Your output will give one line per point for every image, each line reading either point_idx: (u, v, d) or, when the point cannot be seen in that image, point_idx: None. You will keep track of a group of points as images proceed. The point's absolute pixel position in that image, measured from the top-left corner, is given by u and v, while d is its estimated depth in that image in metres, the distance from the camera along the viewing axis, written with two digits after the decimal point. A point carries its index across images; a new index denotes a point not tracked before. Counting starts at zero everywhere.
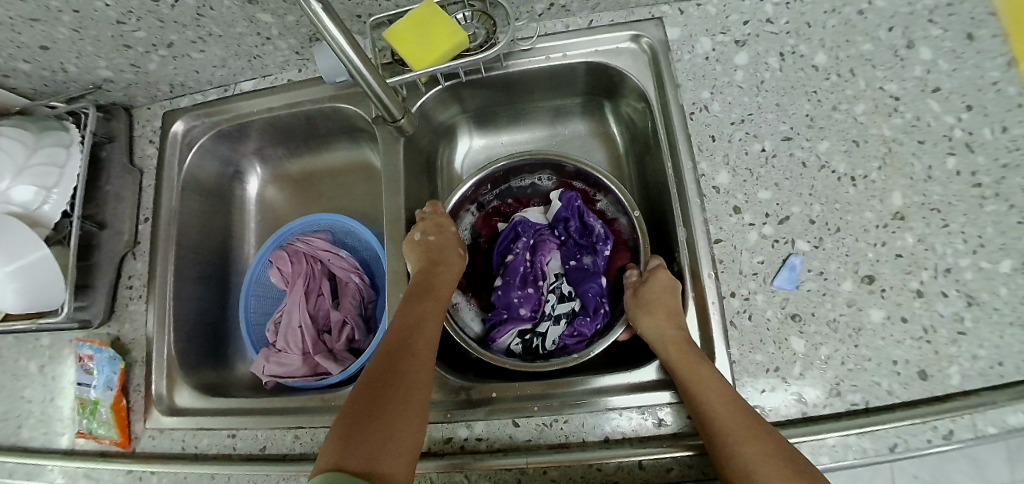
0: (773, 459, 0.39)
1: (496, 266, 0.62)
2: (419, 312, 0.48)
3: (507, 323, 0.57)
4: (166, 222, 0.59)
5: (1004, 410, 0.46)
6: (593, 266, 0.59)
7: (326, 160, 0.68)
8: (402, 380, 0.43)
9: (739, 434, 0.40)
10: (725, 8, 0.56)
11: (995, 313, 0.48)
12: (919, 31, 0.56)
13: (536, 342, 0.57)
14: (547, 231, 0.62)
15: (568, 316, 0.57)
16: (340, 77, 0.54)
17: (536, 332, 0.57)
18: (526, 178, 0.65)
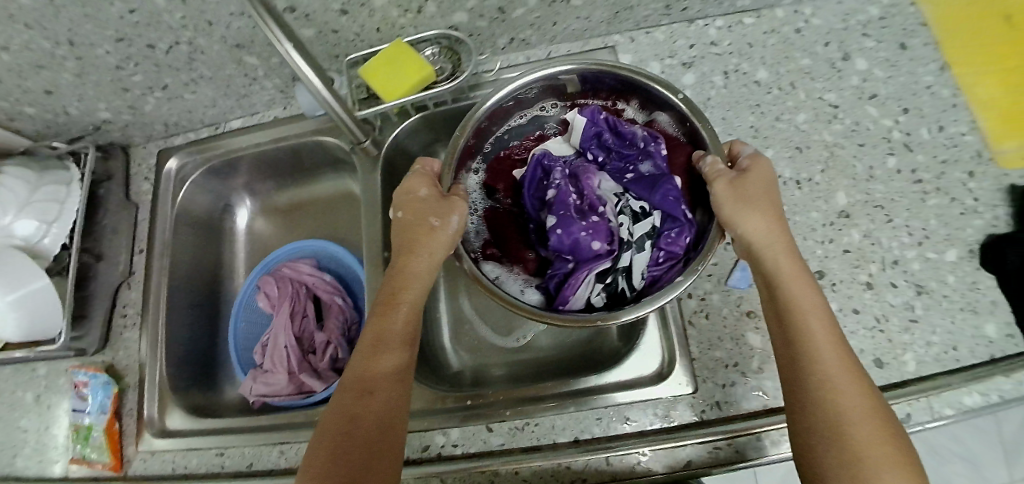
0: (873, 412, 0.39)
1: (537, 211, 0.56)
2: (394, 313, 0.48)
3: (587, 262, 0.50)
4: (160, 253, 0.63)
5: (957, 392, 0.50)
6: (654, 171, 0.54)
7: (313, 192, 0.71)
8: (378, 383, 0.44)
9: (847, 384, 0.40)
10: (672, 34, 0.60)
11: (945, 300, 0.54)
12: (855, 44, 0.60)
13: (622, 281, 0.50)
14: (578, 159, 0.58)
15: (650, 239, 0.50)
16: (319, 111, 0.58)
17: (620, 268, 0.49)
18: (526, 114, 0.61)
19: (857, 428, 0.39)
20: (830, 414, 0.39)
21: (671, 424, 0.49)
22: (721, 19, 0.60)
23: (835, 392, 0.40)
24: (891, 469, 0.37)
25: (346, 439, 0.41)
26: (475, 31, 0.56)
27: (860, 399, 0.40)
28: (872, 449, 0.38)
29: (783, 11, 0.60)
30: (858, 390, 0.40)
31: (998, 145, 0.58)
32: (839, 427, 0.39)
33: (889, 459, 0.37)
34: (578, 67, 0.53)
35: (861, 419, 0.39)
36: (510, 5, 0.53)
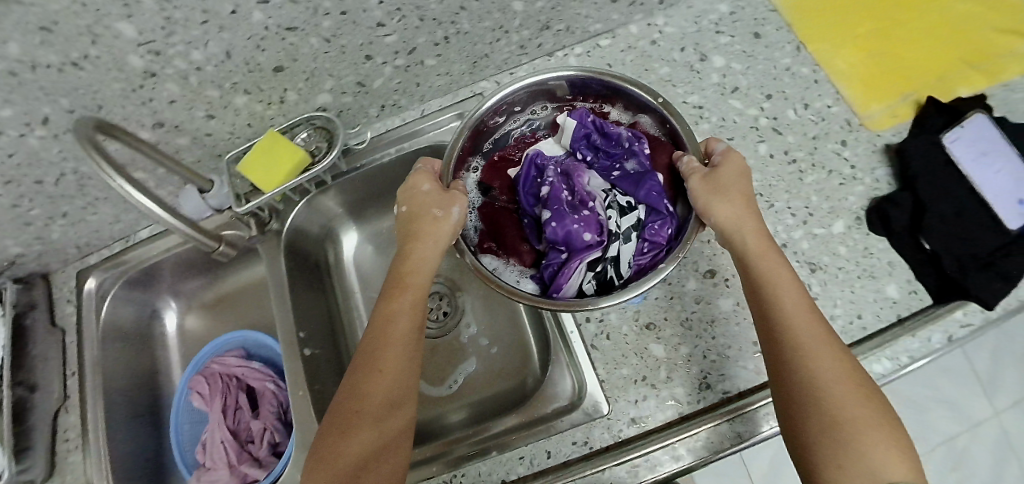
0: (851, 377, 0.40)
1: (533, 207, 0.57)
2: (399, 304, 0.48)
3: (577, 252, 0.50)
4: (90, 372, 0.63)
5: (866, 362, 0.51)
6: (638, 168, 0.54)
7: (233, 283, 0.74)
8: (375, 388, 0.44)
9: (824, 351, 0.40)
10: (535, 70, 0.63)
11: (840, 272, 0.54)
12: (709, 43, 0.62)
13: (610, 270, 0.51)
14: (567, 158, 0.58)
15: (635, 231, 0.51)
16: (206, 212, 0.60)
17: (608, 258, 0.50)
18: (517, 119, 0.61)
19: (837, 395, 0.39)
20: (813, 383, 0.39)
21: (591, 450, 0.50)
22: (579, 47, 0.63)
23: (815, 363, 0.40)
24: (870, 429, 0.38)
25: (347, 445, 0.42)
26: (342, 107, 0.60)
27: (837, 363, 0.40)
28: (852, 411, 0.38)
29: (637, 27, 0.63)
30: (835, 356, 0.40)
31: (864, 110, 0.60)
32: (818, 393, 0.39)
33: (868, 419, 0.38)
34: (574, 72, 0.53)
35: (841, 382, 0.39)
36: (367, 78, 0.57)
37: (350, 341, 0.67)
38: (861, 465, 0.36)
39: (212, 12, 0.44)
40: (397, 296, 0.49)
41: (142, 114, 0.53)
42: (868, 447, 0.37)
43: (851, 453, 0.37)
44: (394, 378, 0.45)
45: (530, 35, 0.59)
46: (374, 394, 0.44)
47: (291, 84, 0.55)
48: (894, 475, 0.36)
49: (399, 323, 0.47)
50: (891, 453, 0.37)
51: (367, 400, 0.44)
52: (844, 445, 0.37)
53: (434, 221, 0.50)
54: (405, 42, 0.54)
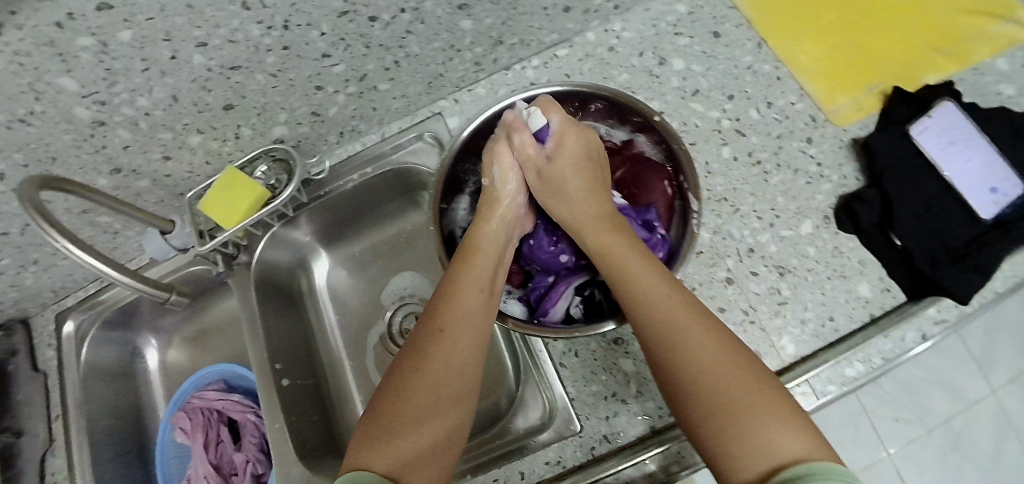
0: (730, 356, 0.36)
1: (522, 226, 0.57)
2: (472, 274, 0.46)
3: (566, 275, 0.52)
4: (74, 415, 0.64)
5: (839, 364, 0.50)
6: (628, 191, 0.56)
7: (211, 317, 0.75)
8: (441, 362, 0.41)
9: (696, 335, 0.37)
10: (493, 85, 0.62)
11: (811, 273, 0.53)
12: (667, 46, 0.61)
13: (599, 294, 0.51)
14: None
15: None
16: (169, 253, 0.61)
17: (596, 282, 0.51)
18: None
19: (703, 371, 0.36)
20: (674, 366, 0.37)
21: (564, 469, 0.49)
22: (536, 59, 0.62)
23: (668, 339, 0.38)
24: (750, 402, 0.34)
25: (400, 414, 0.38)
26: (300, 137, 0.60)
27: (707, 341, 0.37)
28: (727, 385, 0.35)
29: (594, 34, 0.62)
30: (710, 338, 0.37)
31: (829, 105, 0.59)
32: (699, 378, 0.36)
33: (746, 391, 0.34)
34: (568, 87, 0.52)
35: (716, 363, 0.36)
36: (321, 108, 0.57)
37: (328, 367, 0.67)
38: (755, 447, 0.32)
39: (152, 59, 0.43)
40: (473, 268, 0.46)
41: (98, 161, 0.52)
42: (749, 427, 0.33)
43: (735, 431, 0.33)
44: (454, 365, 0.41)
45: (484, 50, 0.58)
46: (433, 380, 0.40)
47: (244, 120, 0.55)
48: (791, 450, 0.31)
49: (468, 299, 0.44)
50: (791, 427, 0.32)
51: (424, 384, 0.39)
52: (734, 425, 0.33)
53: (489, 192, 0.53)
54: (354, 70, 0.53)
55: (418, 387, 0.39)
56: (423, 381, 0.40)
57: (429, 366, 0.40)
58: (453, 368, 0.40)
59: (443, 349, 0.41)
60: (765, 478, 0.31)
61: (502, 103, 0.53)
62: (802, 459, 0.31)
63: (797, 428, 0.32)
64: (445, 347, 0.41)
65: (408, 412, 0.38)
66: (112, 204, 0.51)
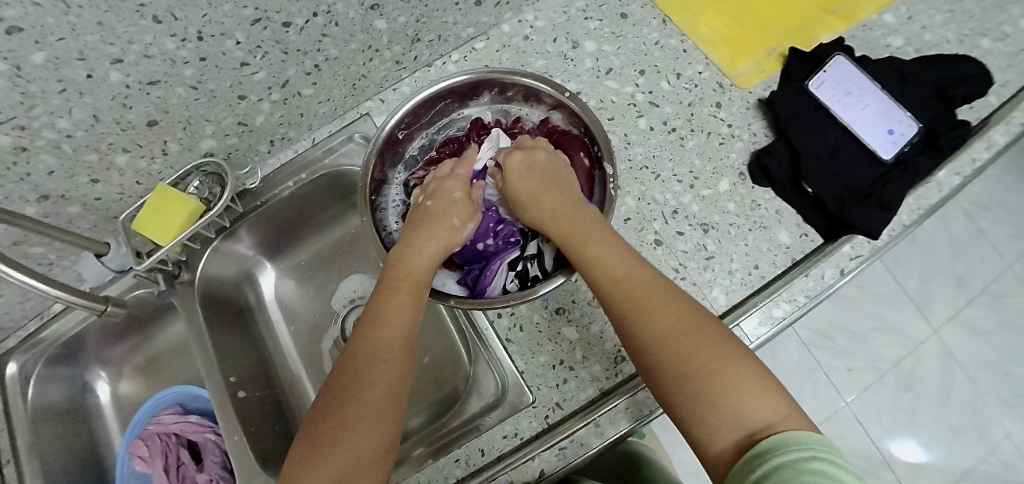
0: (698, 330, 0.39)
1: None
2: (398, 304, 0.45)
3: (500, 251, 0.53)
4: (26, 456, 0.61)
5: (767, 306, 0.52)
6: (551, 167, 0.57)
7: (161, 342, 0.74)
8: (370, 406, 0.39)
9: (668, 313, 0.40)
10: (417, 84, 0.65)
11: (732, 228, 0.56)
12: (579, 30, 0.65)
13: (532, 267, 0.54)
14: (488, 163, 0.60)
15: None
16: (104, 275, 0.62)
17: (528, 255, 0.54)
18: (435, 128, 0.61)
19: (680, 351, 0.38)
20: (654, 349, 0.39)
21: (522, 440, 0.50)
22: (456, 54, 0.65)
23: (644, 322, 0.40)
24: (725, 374, 0.36)
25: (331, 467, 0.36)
26: (230, 149, 0.61)
27: (674, 319, 0.40)
28: (705, 361, 0.37)
29: (509, 25, 0.65)
30: (676, 314, 0.40)
31: (733, 71, 0.63)
32: (673, 358, 0.38)
33: (722, 364, 0.37)
34: (475, 74, 0.54)
35: (681, 336, 0.39)
36: (247, 117, 0.58)
37: (286, 376, 0.67)
38: (731, 419, 0.35)
39: (69, 80, 0.44)
40: (400, 300, 0.45)
41: (24, 189, 0.52)
42: (723, 400, 0.36)
43: (711, 406, 0.36)
44: (380, 413, 0.39)
45: (403, 49, 0.60)
46: (358, 424, 0.38)
47: (169, 135, 0.55)
48: (762, 414, 0.35)
49: (395, 336, 0.43)
50: (761, 397, 0.35)
51: (353, 436, 0.37)
52: (714, 400, 0.36)
53: (453, 230, 0.52)
54: (276, 77, 0.55)
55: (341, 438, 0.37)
56: (346, 431, 0.37)
57: (355, 409, 0.38)
58: (385, 409, 0.39)
59: (368, 394, 0.39)
60: (740, 445, 0.34)
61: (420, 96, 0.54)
62: (773, 428, 0.34)
63: (767, 395, 0.36)
64: (371, 385, 0.40)
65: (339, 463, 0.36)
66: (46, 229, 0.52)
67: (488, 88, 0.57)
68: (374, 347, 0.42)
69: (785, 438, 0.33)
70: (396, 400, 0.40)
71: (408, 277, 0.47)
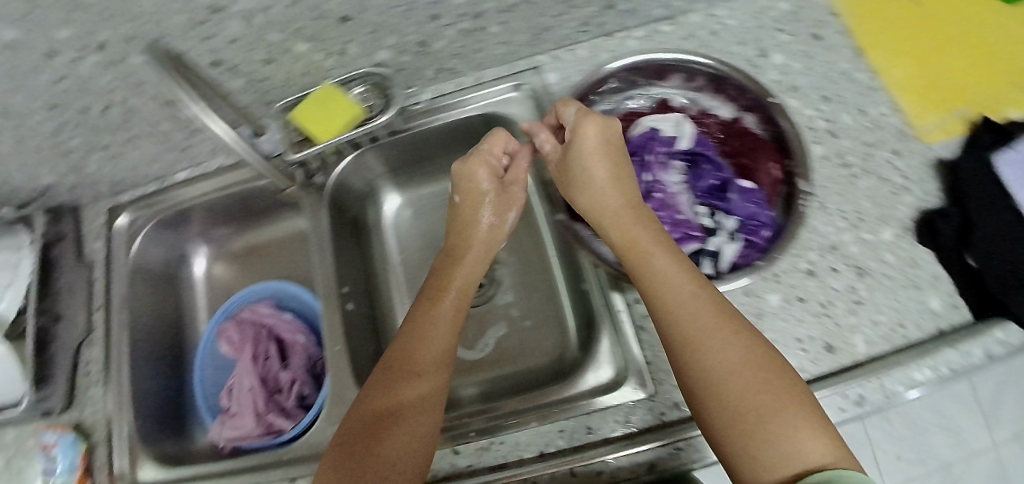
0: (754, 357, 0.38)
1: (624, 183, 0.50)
2: (439, 312, 0.49)
3: (677, 237, 0.45)
4: (117, 311, 0.64)
5: (906, 368, 0.51)
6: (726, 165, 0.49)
7: (265, 233, 0.72)
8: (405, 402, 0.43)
9: (720, 337, 0.39)
10: (594, 51, 0.61)
11: (884, 278, 0.54)
12: (768, 40, 0.60)
13: (707, 264, 0.46)
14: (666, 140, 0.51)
15: (737, 229, 0.47)
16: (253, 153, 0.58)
17: (707, 250, 0.46)
18: (613, 98, 0.56)
19: (735, 378, 0.37)
20: (710, 372, 0.38)
21: (632, 429, 0.49)
22: (639, 31, 0.61)
23: (699, 344, 0.39)
24: (775, 408, 0.35)
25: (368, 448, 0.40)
26: (400, 66, 0.58)
27: (729, 344, 0.39)
28: (760, 392, 0.36)
29: (697, 17, 0.61)
30: (731, 338, 0.39)
31: (919, 122, 0.59)
32: (722, 382, 0.37)
33: (776, 397, 0.36)
34: (678, 56, 0.52)
35: (735, 363, 0.38)
36: (430, 39, 0.55)
37: (386, 302, 0.66)
38: (780, 452, 0.34)
39: None
40: (440, 309, 0.49)
41: (200, 50, 0.50)
42: (773, 434, 0.34)
43: (764, 434, 0.35)
44: (420, 408, 0.43)
45: (594, 13, 0.57)
46: (400, 414, 0.42)
47: (355, 36, 0.52)
48: (817, 451, 0.33)
49: (434, 343, 0.46)
50: (815, 434, 0.34)
51: (391, 425, 0.41)
52: (761, 431, 0.35)
53: (489, 228, 0.56)
54: (473, 6, 0.51)
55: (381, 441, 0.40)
56: (386, 437, 0.41)
57: (397, 402, 0.43)
58: (417, 402, 0.43)
59: (406, 404, 0.42)
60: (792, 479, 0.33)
61: (614, 65, 0.53)
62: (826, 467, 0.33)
63: (821, 429, 0.35)
64: (408, 385, 0.44)
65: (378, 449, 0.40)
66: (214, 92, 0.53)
67: (683, 73, 0.54)
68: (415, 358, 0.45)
69: (838, 474, 0.31)
70: (430, 412, 0.43)
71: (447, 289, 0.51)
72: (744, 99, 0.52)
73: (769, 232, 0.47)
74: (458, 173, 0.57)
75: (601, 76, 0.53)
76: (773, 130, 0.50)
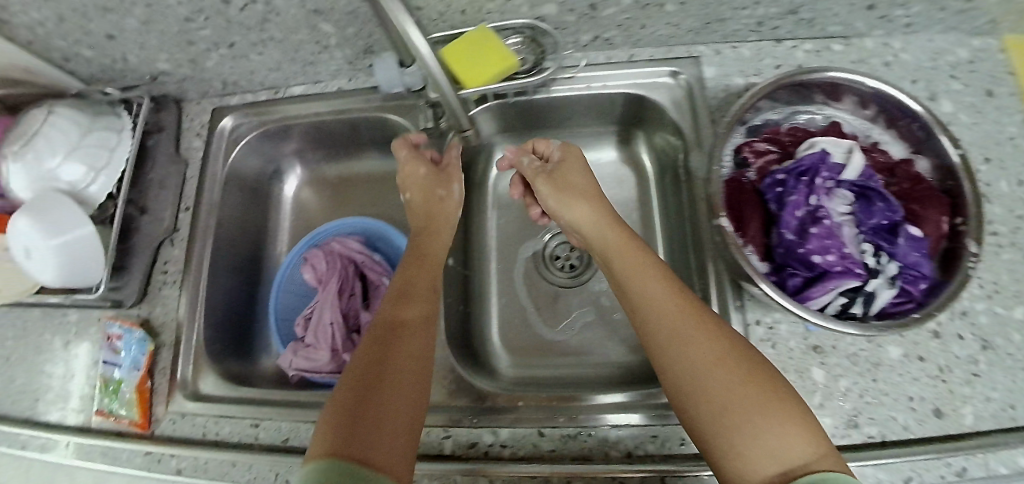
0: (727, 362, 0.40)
1: (781, 202, 0.46)
2: (417, 276, 0.51)
3: (838, 270, 0.42)
4: (205, 213, 0.62)
5: (1017, 452, 0.48)
6: (895, 208, 0.45)
7: (361, 166, 0.71)
8: (393, 361, 0.43)
9: (694, 348, 0.41)
10: (760, 52, 0.57)
11: (1009, 357, 0.51)
12: (940, 86, 0.56)
13: (857, 306, 0.43)
14: (837, 168, 0.47)
15: (896, 276, 0.44)
16: (395, 88, 0.53)
17: (863, 292, 0.43)
18: (784, 108, 0.51)
19: (709, 388, 0.39)
20: (685, 385, 0.40)
21: None
22: (810, 44, 0.57)
23: (673, 359, 0.42)
24: (751, 410, 0.37)
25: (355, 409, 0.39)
26: (560, 26, 0.54)
27: (706, 353, 0.40)
28: (733, 396, 0.38)
29: (872, 43, 0.57)
30: (705, 346, 0.41)
31: None
32: (702, 394, 0.39)
33: (749, 401, 0.37)
34: (877, 82, 0.47)
35: (713, 371, 0.39)
36: (603, 2, 0.50)
37: (476, 263, 0.65)
38: (768, 455, 0.35)
39: None
40: (412, 273, 0.51)
41: None
42: (753, 436, 0.36)
43: (747, 439, 0.36)
44: (411, 370, 0.43)
45: (775, 14, 0.53)
46: (390, 373, 0.42)
47: None
48: (801, 453, 0.35)
49: (416, 309, 0.48)
50: (795, 435, 0.36)
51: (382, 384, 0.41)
52: (742, 437, 0.36)
53: (437, 200, 0.56)
54: None
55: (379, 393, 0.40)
56: (385, 388, 0.41)
57: (385, 366, 0.42)
58: (410, 360, 0.44)
59: (398, 361, 0.43)
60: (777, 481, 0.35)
61: (810, 75, 0.48)
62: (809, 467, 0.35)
63: (801, 432, 0.36)
64: (398, 344, 0.44)
65: (369, 408, 0.39)
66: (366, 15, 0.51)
67: (869, 98, 0.49)
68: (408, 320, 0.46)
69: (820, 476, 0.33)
70: (419, 371, 0.44)
71: (421, 258, 0.52)
72: (925, 143, 0.48)
73: (925, 286, 0.44)
74: (403, 184, 0.58)
75: (789, 81, 0.47)
76: (947, 181, 0.47)
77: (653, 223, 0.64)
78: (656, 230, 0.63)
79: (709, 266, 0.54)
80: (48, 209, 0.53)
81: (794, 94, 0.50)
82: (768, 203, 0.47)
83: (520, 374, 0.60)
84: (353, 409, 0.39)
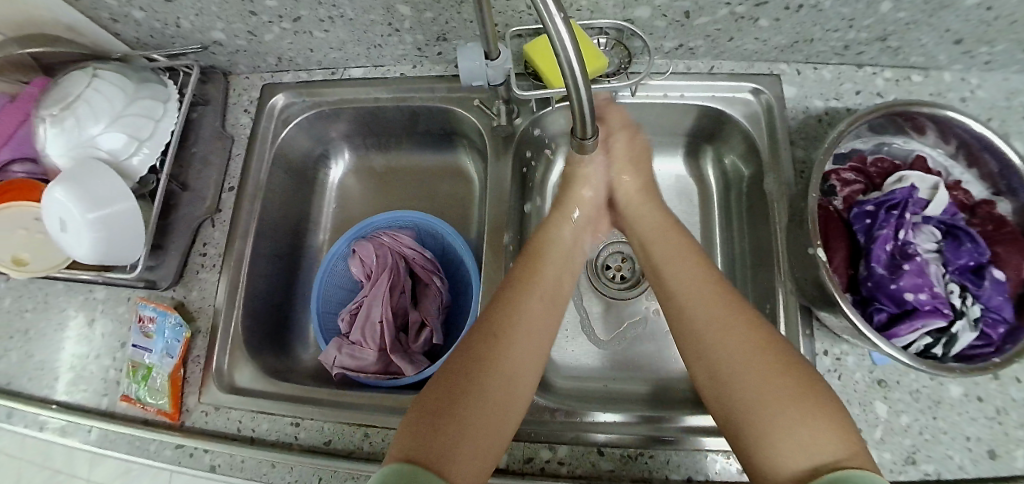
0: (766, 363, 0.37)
1: (869, 233, 0.46)
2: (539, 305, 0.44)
3: (925, 308, 0.42)
4: (251, 194, 0.59)
5: None
6: (979, 251, 0.45)
7: (414, 158, 0.69)
8: (495, 366, 0.39)
9: (725, 357, 0.38)
10: (840, 76, 0.57)
11: None
12: (1015, 126, 0.55)
13: (939, 347, 0.43)
14: (924, 204, 0.47)
15: (979, 319, 0.43)
16: (475, 80, 0.52)
17: (947, 333, 0.42)
18: (872, 139, 0.52)
19: (746, 390, 0.36)
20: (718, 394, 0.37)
21: None
22: (890, 72, 0.57)
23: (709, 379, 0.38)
24: (781, 407, 0.34)
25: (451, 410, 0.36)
26: (648, 30, 0.52)
27: (739, 359, 0.37)
28: (766, 414, 0.34)
29: (950, 76, 0.57)
30: (738, 352, 0.38)
31: None
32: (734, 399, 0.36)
33: (781, 397, 0.34)
34: (974, 122, 0.46)
35: (746, 382, 0.36)
36: (697, 12, 0.49)
37: None
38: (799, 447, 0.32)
39: None
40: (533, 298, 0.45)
41: None
42: (785, 432, 0.33)
43: (771, 433, 0.34)
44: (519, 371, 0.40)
45: (864, 39, 0.52)
46: (496, 379, 0.39)
47: None
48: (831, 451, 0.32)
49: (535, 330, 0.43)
50: (825, 431, 0.32)
51: (487, 388, 0.38)
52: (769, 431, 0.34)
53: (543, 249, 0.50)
54: None
55: (473, 392, 0.37)
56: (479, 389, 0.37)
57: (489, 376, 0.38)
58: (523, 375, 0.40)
59: (501, 370, 0.39)
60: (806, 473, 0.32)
61: (906, 109, 0.47)
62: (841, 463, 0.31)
63: (835, 431, 0.33)
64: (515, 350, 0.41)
65: (465, 412, 0.36)
66: (450, 2, 0.48)
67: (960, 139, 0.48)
68: (505, 316, 0.42)
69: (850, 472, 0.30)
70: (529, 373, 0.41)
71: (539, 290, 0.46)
72: (1009, 185, 0.48)
73: (1004, 331, 0.43)
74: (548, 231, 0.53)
75: (885, 114, 0.47)
76: None
77: (713, 239, 0.63)
78: (715, 248, 0.63)
79: (777, 289, 0.52)
80: (85, 179, 0.49)
81: (884, 125, 0.50)
82: (855, 235, 0.47)
83: (569, 386, 0.58)
84: (444, 401, 0.36)
